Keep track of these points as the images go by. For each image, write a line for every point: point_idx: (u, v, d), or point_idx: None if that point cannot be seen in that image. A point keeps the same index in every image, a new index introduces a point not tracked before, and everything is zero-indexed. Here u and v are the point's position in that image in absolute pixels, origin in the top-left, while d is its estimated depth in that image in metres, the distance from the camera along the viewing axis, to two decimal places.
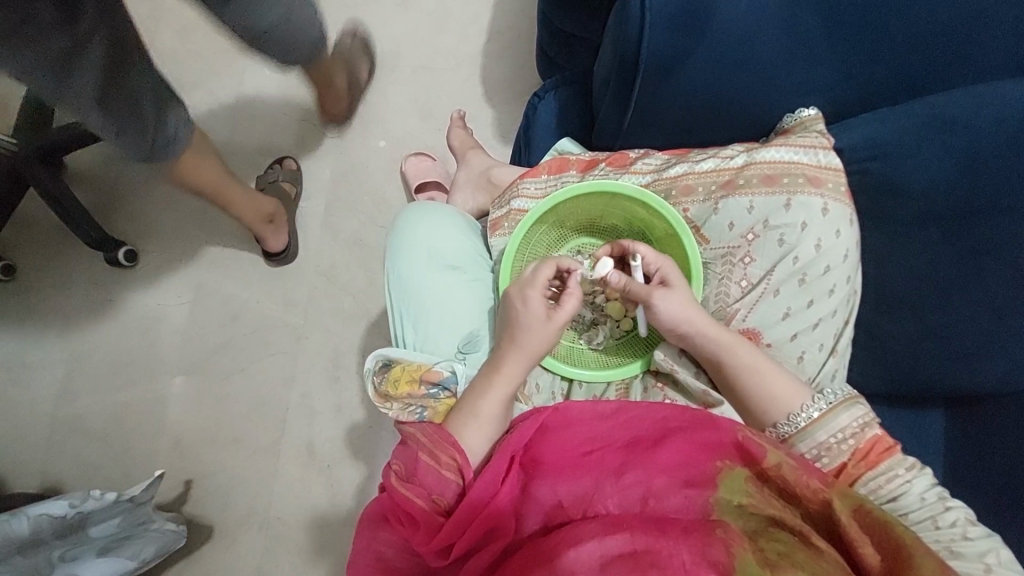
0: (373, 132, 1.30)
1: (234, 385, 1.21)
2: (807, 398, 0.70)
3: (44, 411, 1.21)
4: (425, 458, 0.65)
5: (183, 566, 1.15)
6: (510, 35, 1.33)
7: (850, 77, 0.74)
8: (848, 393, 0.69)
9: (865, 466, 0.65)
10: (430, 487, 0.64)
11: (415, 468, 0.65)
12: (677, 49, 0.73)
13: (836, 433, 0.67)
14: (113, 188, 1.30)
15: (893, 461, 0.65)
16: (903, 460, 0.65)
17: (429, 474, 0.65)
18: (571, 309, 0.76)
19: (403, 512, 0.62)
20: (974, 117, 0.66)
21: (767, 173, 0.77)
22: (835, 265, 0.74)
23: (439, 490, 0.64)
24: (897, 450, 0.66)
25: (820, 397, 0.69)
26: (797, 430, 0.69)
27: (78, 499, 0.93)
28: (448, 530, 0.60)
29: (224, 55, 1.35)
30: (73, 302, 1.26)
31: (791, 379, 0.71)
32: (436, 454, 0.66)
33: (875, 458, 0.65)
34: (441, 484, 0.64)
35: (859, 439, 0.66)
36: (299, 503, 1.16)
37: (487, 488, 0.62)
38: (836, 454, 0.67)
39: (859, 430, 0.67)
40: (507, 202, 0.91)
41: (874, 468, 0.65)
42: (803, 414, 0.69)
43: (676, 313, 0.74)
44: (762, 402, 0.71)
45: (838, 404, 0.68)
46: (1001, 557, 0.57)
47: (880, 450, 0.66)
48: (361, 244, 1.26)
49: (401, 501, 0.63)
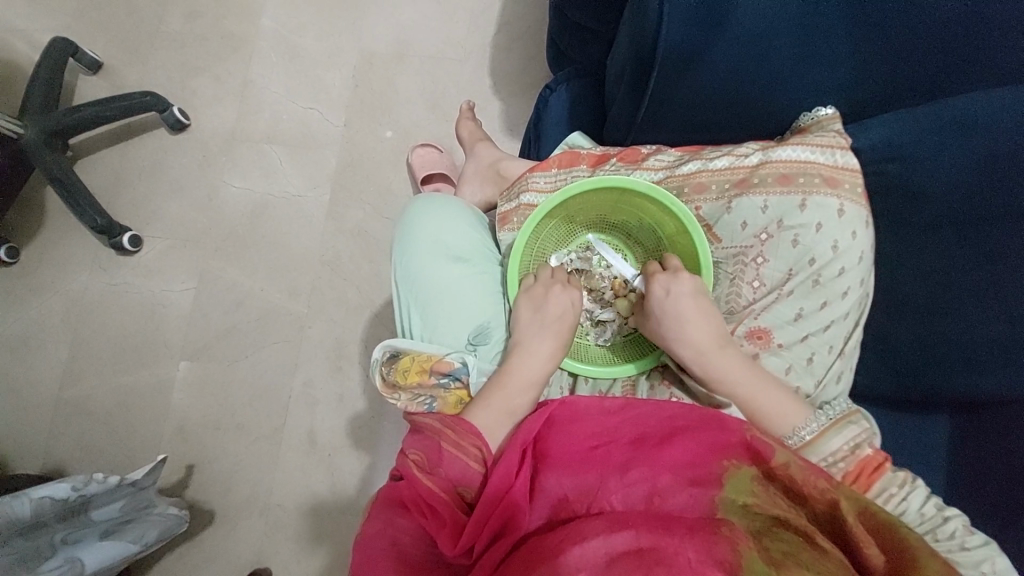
0: (380, 121, 1.29)
1: (237, 372, 1.21)
2: (809, 415, 0.70)
3: (47, 393, 1.21)
4: (448, 447, 0.65)
5: (184, 549, 1.15)
6: (520, 26, 1.31)
7: (869, 76, 0.73)
8: (844, 411, 0.70)
9: (859, 488, 0.65)
10: (454, 477, 0.64)
11: (439, 458, 0.65)
12: (695, 44, 0.72)
13: (828, 457, 0.67)
14: (119, 172, 1.29)
15: (885, 482, 0.65)
16: (896, 478, 0.65)
17: (454, 464, 0.65)
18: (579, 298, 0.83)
19: (424, 502, 0.61)
20: (994, 119, 0.64)
21: (783, 172, 0.76)
22: (850, 267, 0.74)
23: (464, 481, 0.64)
24: (889, 467, 0.66)
25: (816, 418, 0.70)
26: (803, 444, 0.69)
27: (81, 482, 0.91)
28: (472, 524, 0.59)
29: (232, 41, 1.33)
30: (77, 285, 1.25)
31: (795, 398, 0.72)
32: (461, 442, 0.66)
33: (867, 481, 0.65)
34: (465, 472, 0.65)
35: (850, 462, 0.66)
36: (299, 491, 1.16)
37: (502, 479, 0.62)
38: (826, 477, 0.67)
39: (851, 452, 0.67)
40: (517, 196, 0.90)
41: (866, 492, 0.65)
42: (805, 429, 0.69)
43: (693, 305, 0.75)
44: (764, 416, 0.70)
45: (830, 427, 0.69)
46: (997, 566, 0.57)
47: (872, 470, 0.65)
48: (366, 235, 1.25)
49: (422, 490, 0.61)
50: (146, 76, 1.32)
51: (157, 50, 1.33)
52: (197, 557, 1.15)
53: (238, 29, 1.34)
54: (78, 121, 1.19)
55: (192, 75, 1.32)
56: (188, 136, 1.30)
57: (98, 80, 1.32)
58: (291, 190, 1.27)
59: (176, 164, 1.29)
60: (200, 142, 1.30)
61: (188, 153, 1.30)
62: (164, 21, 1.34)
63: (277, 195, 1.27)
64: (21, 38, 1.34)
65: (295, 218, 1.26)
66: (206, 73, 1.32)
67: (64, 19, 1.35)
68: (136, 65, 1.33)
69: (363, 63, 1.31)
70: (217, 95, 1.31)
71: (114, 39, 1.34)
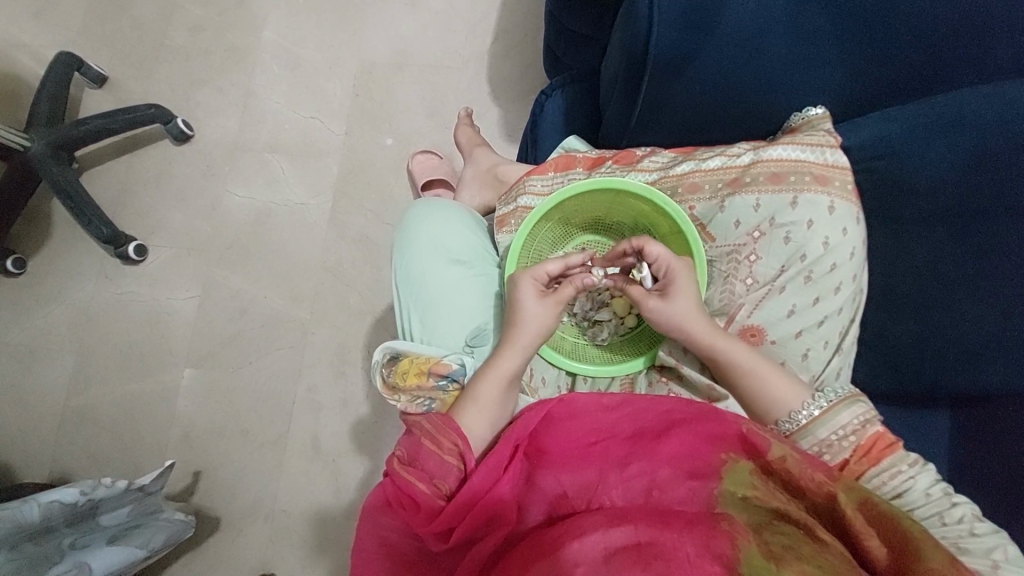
0: (380, 129, 1.31)
1: (241, 379, 1.22)
2: (807, 396, 0.71)
3: (53, 402, 1.23)
4: (427, 443, 0.66)
5: (190, 556, 1.16)
6: (518, 34, 1.33)
7: (858, 78, 0.74)
8: (849, 391, 0.71)
9: (868, 462, 0.67)
10: (432, 472, 0.65)
11: (417, 453, 0.66)
12: (685, 48, 0.74)
13: (838, 430, 0.69)
14: (124, 184, 1.31)
15: (895, 457, 0.66)
16: (906, 456, 0.66)
17: (431, 459, 0.66)
18: (571, 292, 0.78)
19: (405, 496, 0.63)
20: (981, 115, 0.66)
21: (774, 171, 0.78)
22: (841, 263, 0.75)
23: (441, 475, 0.65)
24: (900, 445, 0.67)
25: (820, 396, 0.71)
26: (798, 428, 0.71)
27: (88, 486, 0.93)
28: (450, 514, 0.60)
29: (234, 53, 1.36)
30: (83, 295, 1.27)
31: (790, 379, 0.73)
32: (438, 439, 0.67)
33: (878, 453, 0.67)
34: (442, 468, 0.65)
35: (862, 435, 0.68)
36: (303, 497, 1.17)
37: (485, 477, 0.62)
38: (837, 451, 0.68)
39: (861, 427, 0.68)
40: (514, 200, 0.92)
41: (876, 464, 0.66)
42: (804, 412, 0.71)
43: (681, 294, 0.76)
44: (765, 401, 0.72)
45: (839, 402, 0.70)
46: (1009, 554, 0.57)
47: (882, 447, 0.67)
48: (368, 241, 1.26)
49: (403, 485, 0.63)
50: (150, 89, 1.35)
51: (160, 63, 1.36)
52: (203, 563, 1.15)
53: (240, 41, 1.36)
54: (83, 133, 1.21)
55: (196, 87, 1.35)
56: (192, 147, 1.32)
57: (103, 93, 1.35)
58: (293, 198, 1.29)
59: (180, 174, 1.31)
60: (203, 153, 1.32)
61: (192, 164, 1.32)
62: (168, 35, 1.37)
63: (279, 204, 1.28)
64: (27, 53, 1.37)
65: (297, 225, 1.27)
66: (209, 85, 1.35)
67: (70, 34, 1.38)
68: (140, 78, 1.35)
69: (363, 73, 1.33)
70: (220, 106, 1.34)
71: (118, 53, 1.37)
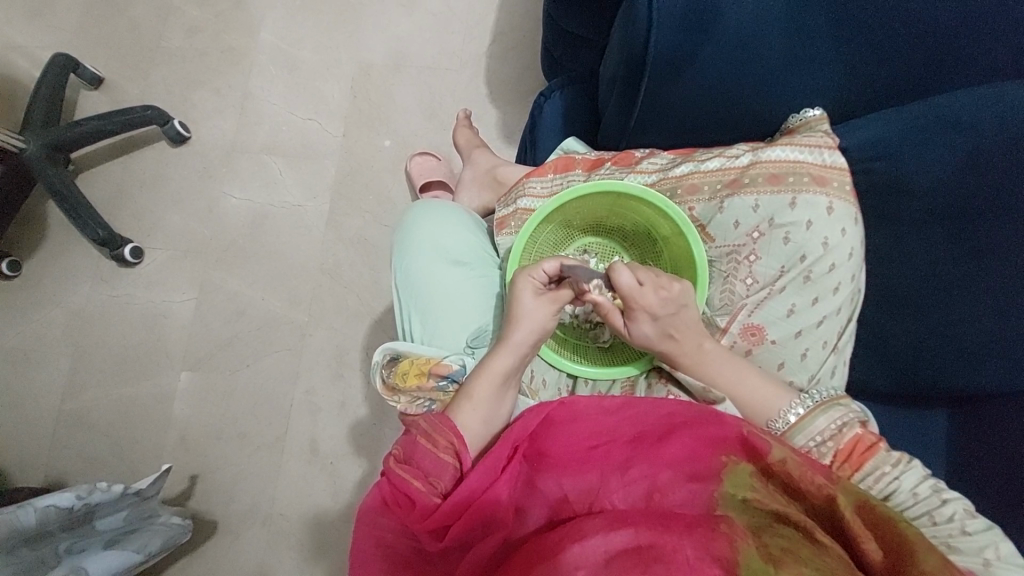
0: (378, 131, 1.31)
1: (238, 382, 1.22)
2: (789, 399, 0.73)
3: (48, 405, 1.22)
4: (423, 442, 0.66)
5: (186, 561, 1.15)
6: (515, 36, 1.34)
7: (856, 78, 0.75)
8: (831, 395, 0.72)
9: (851, 467, 0.66)
10: (427, 471, 0.64)
11: (413, 452, 0.66)
12: (684, 50, 0.74)
13: (815, 437, 0.70)
14: (119, 186, 1.31)
15: (877, 460, 0.66)
16: (889, 456, 0.66)
17: (426, 458, 0.65)
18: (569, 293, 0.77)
19: (401, 495, 0.62)
20: (978, 117, 0.67)
21: (772, 172, 0.78)
22: (840, 263, 0.75)
23: (436, 474, 0.64)
24: (882, 446, 0.67)
25: (803, 399, 0.72)
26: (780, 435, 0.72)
27: (84, 491, 0.92)
28: (446, 512, 0.60)
29: (231, 55, 1.35)
30: (78, 297, 1.26)
31: (774, 382, 0.74)
32: (435, 439, 0.66)
33: (859, 458, 0.67)
34: (437, 466, 0.65)
35: (839, 441, 0.68)
36: (300, 500, 1.16)
37: (482, 479, 0.62)
38: (817, 457, 0.69)
39: (837, 432, 0.69)
40: (514, 201, 0.92)
41: (860, 469, 0.66)
42: (780, 419, 0.72)
43: (664, 313, 0.72)
44: (748, 409, 0.73)
45: (816, 408, 0.71)
46: (1000, 552, 0.57)
47: (863, 449, 0.67)
48: (366, 243, 1.26)
49: (397, 483, 0.63)
50: (146, 90, 1.34)
51: (157, 64, 1.35)
52: (200, 567, 1.15)
53: (237, 43, 1.36)
54: (78, 135, 1.21)
55: (193, 88, 1.34)
56: (188, 148, 1.32)
57: (98, 94, 1.34)
58: (290, 200, 1.28)
59: (177, 176, 1.31)
60: (200, 154, 1.32)
61: (188, 165, 1.31)
62: (165, 37, 1.37)
63: (276, 206, 1.28)
64: (22, 54, 1.36)
65: (295, 227, 1.27)
66: (206, 86, 1.34)
67: (65, 35, 1.37)
68: (136, 79, 1.35)
69: (361, 74, 1.33)
70: (217, 107, 1.33)
71: (114, 54, 1.36)
